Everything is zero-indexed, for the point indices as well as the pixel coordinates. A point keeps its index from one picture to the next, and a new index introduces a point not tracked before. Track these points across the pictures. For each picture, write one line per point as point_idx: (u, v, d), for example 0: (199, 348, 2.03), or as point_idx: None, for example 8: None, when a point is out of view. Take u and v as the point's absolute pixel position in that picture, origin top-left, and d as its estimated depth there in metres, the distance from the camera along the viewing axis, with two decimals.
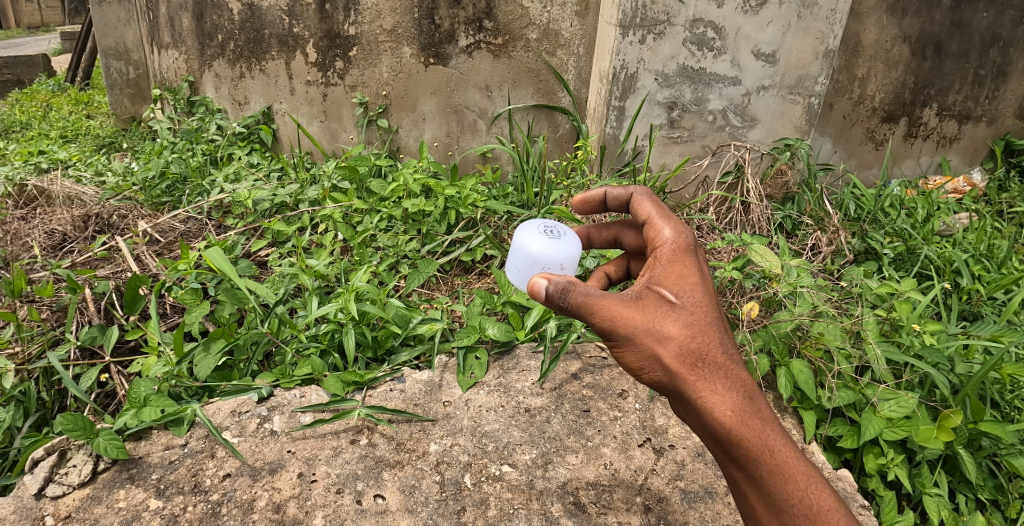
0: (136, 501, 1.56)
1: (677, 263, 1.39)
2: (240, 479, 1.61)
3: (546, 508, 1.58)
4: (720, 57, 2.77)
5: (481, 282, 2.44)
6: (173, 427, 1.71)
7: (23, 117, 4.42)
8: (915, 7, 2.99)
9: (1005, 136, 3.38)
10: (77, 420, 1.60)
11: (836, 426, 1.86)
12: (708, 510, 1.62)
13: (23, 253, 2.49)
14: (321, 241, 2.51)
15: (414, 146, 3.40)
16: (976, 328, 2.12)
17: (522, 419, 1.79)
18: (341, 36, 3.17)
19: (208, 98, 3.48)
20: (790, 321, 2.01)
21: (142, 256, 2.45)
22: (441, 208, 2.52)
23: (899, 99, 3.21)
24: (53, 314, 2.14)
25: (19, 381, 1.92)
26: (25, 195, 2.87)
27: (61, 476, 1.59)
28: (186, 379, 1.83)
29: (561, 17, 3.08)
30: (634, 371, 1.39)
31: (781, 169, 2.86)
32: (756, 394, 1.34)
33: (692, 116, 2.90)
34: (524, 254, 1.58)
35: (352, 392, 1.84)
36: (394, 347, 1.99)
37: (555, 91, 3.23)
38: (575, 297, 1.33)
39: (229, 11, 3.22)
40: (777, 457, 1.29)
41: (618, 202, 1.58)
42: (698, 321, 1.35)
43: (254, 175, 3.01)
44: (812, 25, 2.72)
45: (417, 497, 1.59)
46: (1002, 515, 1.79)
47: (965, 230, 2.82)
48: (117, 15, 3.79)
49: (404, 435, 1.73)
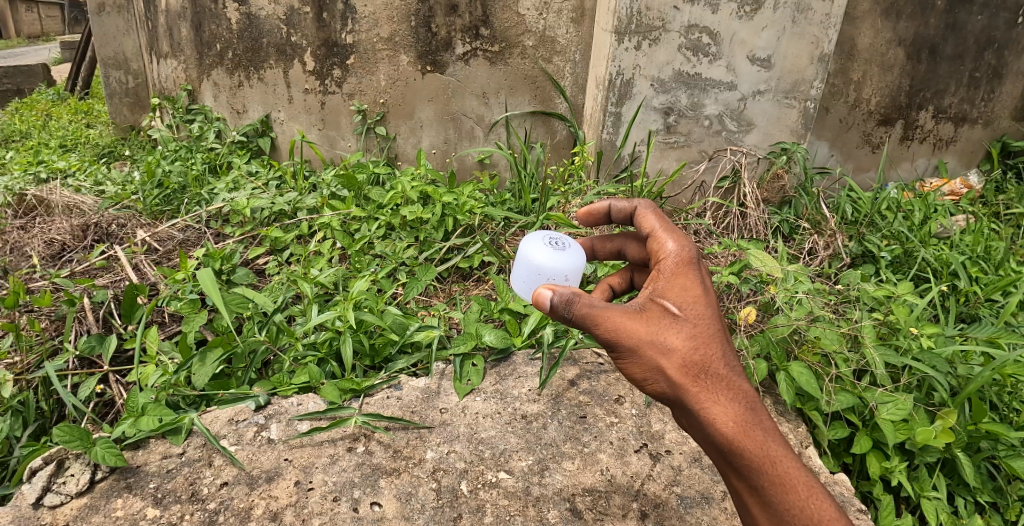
0: (133, 510, 1.57)
1: (680, 276, 1.41)
2: (237, 488, 1.62)
3: (542, 514, 1.59)
4: (716, 62, 2.79)
5: (479, 289, 2.42)
6: (170, 436, 1.72)
7: (24, 127, 4.44)
8: (909, 11, 3.01)
9: (1001, 138, 3.39)
10: (73, 431, 1.61)
11: (833, 430, 1.85)
12: (705, 515, 1.62)
13: (22, 262, 2.51)
14: (320, 249, 2.52)
15: (412, 153, 3.40)
16: (973, 331, 2.13)
17: (519, 425, 1.80)
18: (339, 45, 3.19)
19: (207, 107, 3.48)
20: (787, 325, 2.03)
21: (141, 265, 2.46)
22: (439, 216, 2.55)
23: (895, 102, 3.22)
24: (52, 324, 2.16)
25: (18, 391, 1.93)
26: (24, 204, 2.88)
27: (59, 486, 1.60)
28: (184, 388, 1.84)
29: (557, 24, 3.10)
30: (637, 382, 1.39)
31: (777, 174, 2.87)
32: (759, 405, 1.34)
33: (688, 121, 2.91)
34: (529, 264, 1.59)
35: (349, 400, 1.85)
36: (392, 355, 2.00)
37: (552, 98, 3.25)
38: (579, 308, 1.33)
39: (227, 21, 3.23)
40: (779, 468, 1.29)
41: (622, 215, 1.58)
42: (702, 333, 1.36)
43: (252, 184, 3.03)
44: (807, 30, 2.74)
45: (413, 504, 1.59)
46: (1001, 517, 1.79)
47: (961, 232, 2.83)
48: (116, 26, 3.82)
49: (401, 442, 1.74)
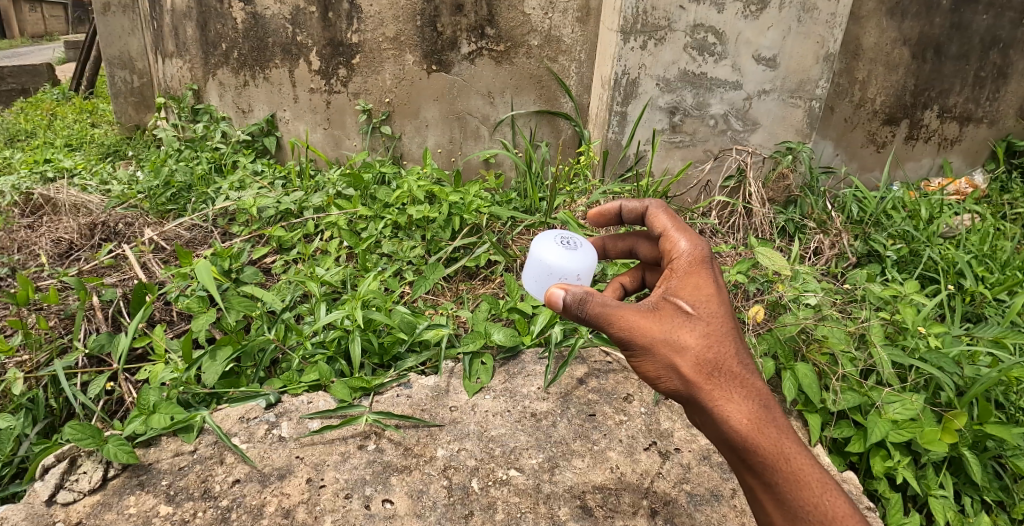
0: (147, 507, 1.57)
1: (693, 275, 1.41)
2: (249, 485, 1.63)
3: (553, 512, 1.60)
4: (721, 62, 2.79)
5: (485, 287, 2.43)
6: (182, 434, 1.73)
7: (30, 126, 4.47)
8: (915, 10, 3.00)
9: (1006, 137, 3.40)
10: (85, 429, 1.62)
11: (841, 429, 1.85)
12: (714, 513, 1.63)
13: (30, 262, 2.52)
14: (326, 248, 2.54)
15: (416, 152, 3.41)
16: (980, 331, 2.14)
17: (528, 423, 1.81)
18: (344, 45, 3.19)
19: (212, 106, 3.46)
20: (795, 324, 2.02)
21: (148, 264, 2.46)
22: (445, 215, 2.56)
23: (900, 101, 3.22)
24: (61, 322, 2.17)
25: (27, 389, 1.94)
26: (32, 203, 2.91)
27: (72, 483, 1.61)
28: (194, 386, 1.85)
29: (562, 23, 3.11)
30: (650, 380, 1.40)
31: (782, 173, 2.88)
32: (772, 402, 1.35)
33: (693, 120, 2.91)
34: (541, 264, 1.60)
35: (359, 398, 1.85)
36: (400, 353, 2.00)
37: (556, 98, 3.26)
38: (593, 307, 1.34)
39: (233, 20, 3.23)
40: (793, 465, 1.30)
41: (633, 215, 1.59)
42: (715, 331, 1.36)
43: (258, 183, 3.04)
44: (812, 30, 2.75)
45: (425, 502, 1.60)
46: (1008, 516, 1.80)
47: (967, 231, 2.84)
48: (122, 26, 3.84)
49: (411, 440, 1.74)
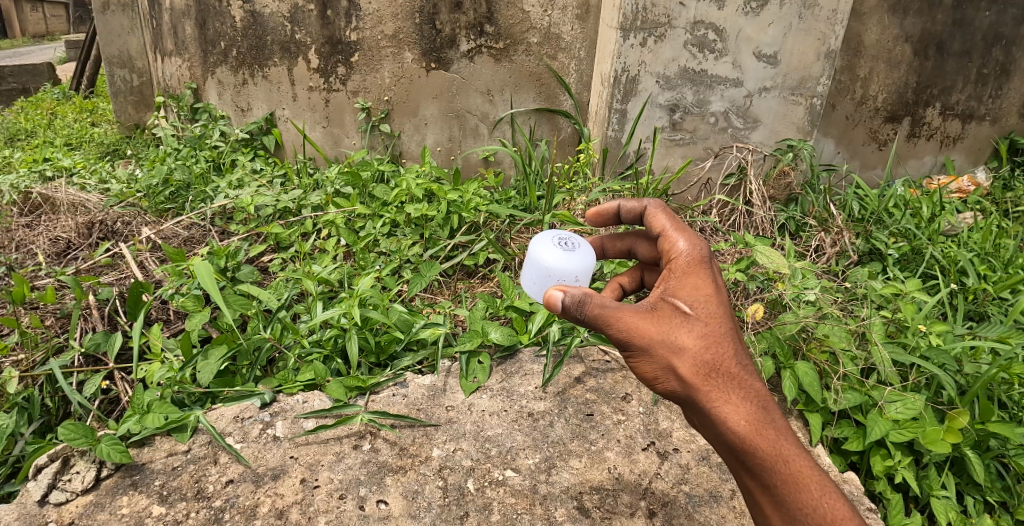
0: (139, 508, 1.56)
1: (692, 274, 1.39)
2: (243, 485, 1.61)
3: (549, 513, 1.58)
4: (722, 59, 2.77)
5: (484, 286, 2.42)
6: (176, 434, 1.71)
7: (29, 125, 4.46)
8: (917, 7, 2.98)
9: (1008, 135, 3.38)
10: (78, 429, 1.60)
11: (842, 428, 1.84)
12: (713, 514, 1.62)
13: (27, 261, 2.51)
14: (324, 246, 2.52)
15: (416, 150, 3.40)
16: (983, 330, 2.12)
17: (526, 423, 1.79)
18: (342, 42, 3.18)
19: (211, 105, 3.45)
20: (795, 323, 2.00)
21: (146, 263, 2.45)
22: (443, 213, 2.54)
23: (902, 99, 3.19)
24: (58, 321, 2.16)
25: (23, 388, 1.93)
26: (30, 202, 2.90)
27: (64, 483, 1.59)
28: (190, 385, 1.84)
29: (561, 20, 3.09)
30: (648, 381, 1.39)
31: (783, 171, 2.86)
32: (771, 403, 1.33)
33: (693, 118, 2.89)
34: (539, 266, 1.58)
35: (354, 397, 1.84)
36: (397, 352, 1.99)
37: (556, 95, 3.25)
38: (591, 308, 1.33)
39: (231, 19, 3.22)
40: (791, 467, 1.28)
41: (632, 215, 1.57)
42: (713, 332, 1.34)
43: (256, 182, 3.02)
44: (812, 26, 2.72)
45: (420, 502, 1.59)
46: (1011, 517, 1.78)
47: (970, 230, 2.82)
48: (121, 24, 3.82)
49: (407, 440, 1.73)
